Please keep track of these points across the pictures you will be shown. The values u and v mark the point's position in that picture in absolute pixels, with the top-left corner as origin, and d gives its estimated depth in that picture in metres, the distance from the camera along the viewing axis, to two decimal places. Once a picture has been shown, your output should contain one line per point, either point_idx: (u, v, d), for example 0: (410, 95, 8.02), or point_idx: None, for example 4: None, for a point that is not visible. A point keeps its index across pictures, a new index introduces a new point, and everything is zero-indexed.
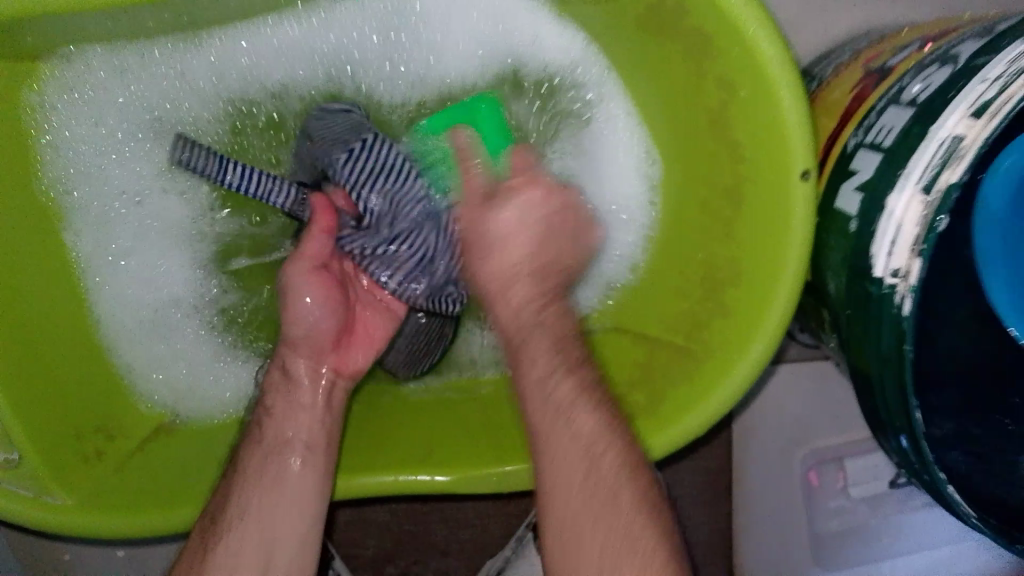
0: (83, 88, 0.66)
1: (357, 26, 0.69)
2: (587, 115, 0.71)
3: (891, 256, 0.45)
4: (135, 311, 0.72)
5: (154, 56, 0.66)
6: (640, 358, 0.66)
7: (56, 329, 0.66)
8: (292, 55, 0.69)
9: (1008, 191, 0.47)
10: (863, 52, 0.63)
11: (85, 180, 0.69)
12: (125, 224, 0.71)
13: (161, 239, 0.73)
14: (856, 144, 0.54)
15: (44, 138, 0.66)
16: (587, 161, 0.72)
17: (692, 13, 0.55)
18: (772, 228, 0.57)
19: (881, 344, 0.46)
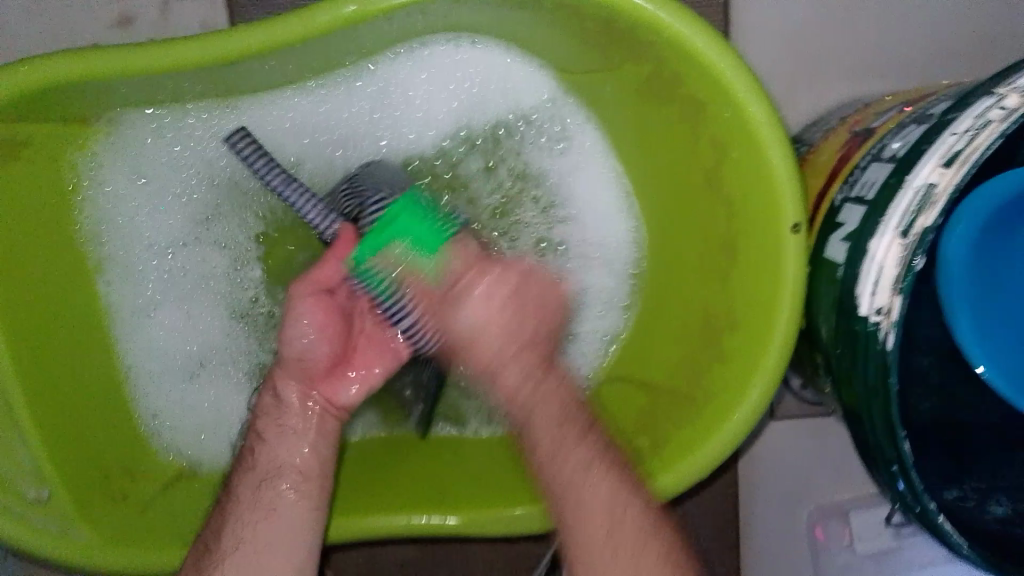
0: (123, 149, 0.71)
1: (363, 97, 0.73)
2: (581, 161, 0.75)
3: (874, 296, 0.49)
4: (162, 362, 0.75)
5: (187, 119, 0.71)
6: (636, 410, 0.70)
7: (85, 372, 0.70)
8: (314, 125, 0.74)
9: (967, 240, 0.51)
10: (849, 119, 0.67)
11: (123, 235, 0.73)
12: (155, 279, 0.75)
13: (189, 294, 0.76)
14: (842, 199, 0.58)
15: (86, 195, 0.71)
16: (586, 205, 0.76)
17: (686, 80, 0.60)
18: (769, 278, 0.60)
19: (868, 378, 0.50)
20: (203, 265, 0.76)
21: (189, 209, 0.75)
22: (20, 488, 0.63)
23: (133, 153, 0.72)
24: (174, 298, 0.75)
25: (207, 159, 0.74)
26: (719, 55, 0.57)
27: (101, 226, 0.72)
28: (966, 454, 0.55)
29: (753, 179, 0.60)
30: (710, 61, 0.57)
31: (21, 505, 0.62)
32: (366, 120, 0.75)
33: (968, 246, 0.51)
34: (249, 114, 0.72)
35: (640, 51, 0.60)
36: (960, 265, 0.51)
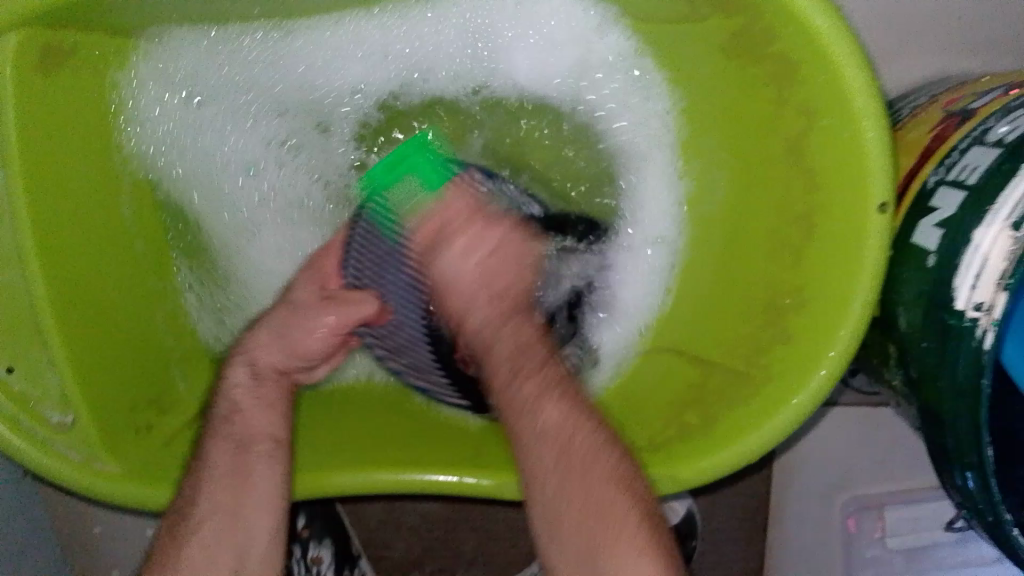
0: (173, 68, 0.68)
1: (424, 37, 0.70)
2: (660, 121, 0.70)
3: (974, 289, 0.45)
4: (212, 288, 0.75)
5: (241, 41, 0.68)
6: (669, 395, 0.67)
7: (123, 308, 0.67)
8: (376, 57, 0.72)
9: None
10: (943, 96, 0.63)
11: (175, 146, 0.71)
12: (206, 205, 0.74)
13: (256, 218, 0.77)
14: (936, 181, 0.54)
15: (132, 106, 0.68)
16: (654, 160, 0.72)
17: (779, 37, 0.55)
18: (845, 256, 0.57)
19: (956, 377, 0.46)
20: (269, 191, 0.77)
21: (254, 136, 0.75)
22: (42, 410, 0.61)
23: (182, 71, 0.68)
24: (229, 205, 0.75)
25: (264, 83, 0.72)
26: (820, 13, 0.53)
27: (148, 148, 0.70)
28: None
29: (834, 154, 0.56)
30: (809, 18, 0.53)
31: (43, 429, 0.61)
32: (430, 53, 0.72)
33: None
34: (311, 40, 0.69)
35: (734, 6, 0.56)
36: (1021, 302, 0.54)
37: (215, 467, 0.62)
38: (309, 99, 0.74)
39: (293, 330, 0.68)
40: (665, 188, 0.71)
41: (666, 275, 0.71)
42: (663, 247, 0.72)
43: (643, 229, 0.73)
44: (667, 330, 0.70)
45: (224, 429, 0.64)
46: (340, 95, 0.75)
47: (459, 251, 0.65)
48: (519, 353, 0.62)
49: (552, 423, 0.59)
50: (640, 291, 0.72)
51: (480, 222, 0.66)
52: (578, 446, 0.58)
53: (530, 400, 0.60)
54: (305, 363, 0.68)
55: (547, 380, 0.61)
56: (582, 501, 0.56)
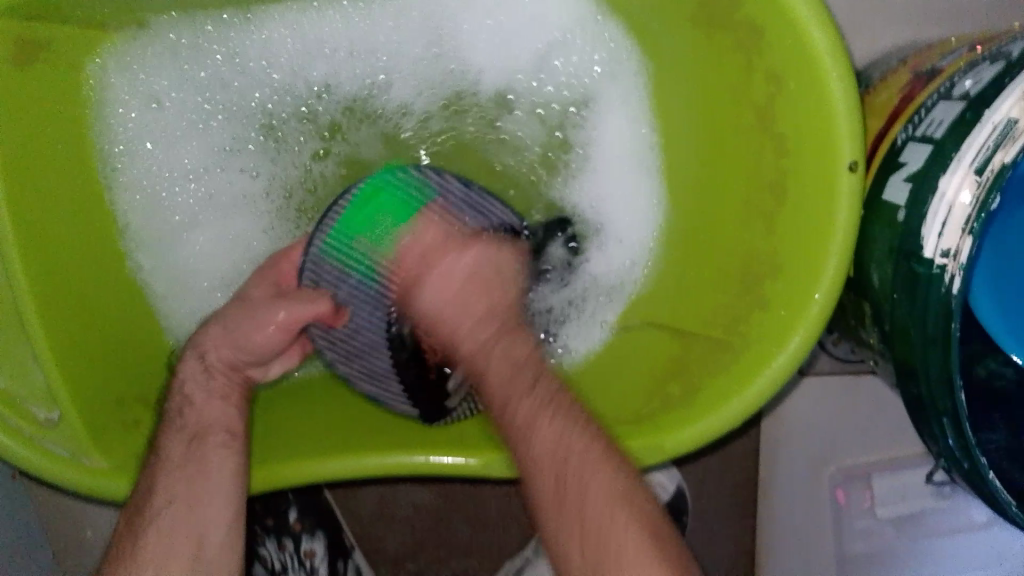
0: (142, 66, 0.69)
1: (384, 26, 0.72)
2: (625, 97, 0.72)
3: (941, 236, 0.45)
4: (175, 284, 0.73)
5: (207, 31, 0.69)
6: (650, 368, 0.67)
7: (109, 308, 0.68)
8: (334, 46, 0.73)
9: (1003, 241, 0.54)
10: (910, 60, 0.64)
11: (141, 152, 0.70)
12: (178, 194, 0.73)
13: (224, 221, 0.75)
14: (905, 139, 0.55)
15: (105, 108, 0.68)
16: (611, 137, 0.73)
17: (745, 4, 0.56)
18: (816, 218, 0.57)
19: (927, 325, 0.47)
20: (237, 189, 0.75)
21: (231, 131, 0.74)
22: (31, 408, 0.62)
23: (148, 68, 0.69)
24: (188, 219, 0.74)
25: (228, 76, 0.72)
26: None
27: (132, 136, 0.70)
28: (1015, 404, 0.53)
29: (801, 118, 0.57)
30: None
31: (31, 427, 0.61)
32: (391, 49, 0.73)
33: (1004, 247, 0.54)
34: (278, 29, 0.71)
35: None
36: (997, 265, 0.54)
37: (172, 454, 0.61)
38: (272, 97, 0.75)
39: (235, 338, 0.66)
40: (625, 164, 0.73)
41: (635, 250, 0.72)
42: (631, 223, 0.72)
43: (603, 208, 0.74)
44: (646, 303, 0.71)
45: (176, 422, 0.63)
46: (297, 93, 0.75)
47: (437, 278, 0.66)
48: (513, 371, 0.61)
49: (550, 442, 0.57)
50: (609, 269, 0.73)
51: (452, 249, 0.67)
52: (577, 455, 0.56)
53: (526, 423, 0.58)
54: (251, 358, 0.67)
55: (544, 399, 0.59)
56: (581, 520, 0.55)
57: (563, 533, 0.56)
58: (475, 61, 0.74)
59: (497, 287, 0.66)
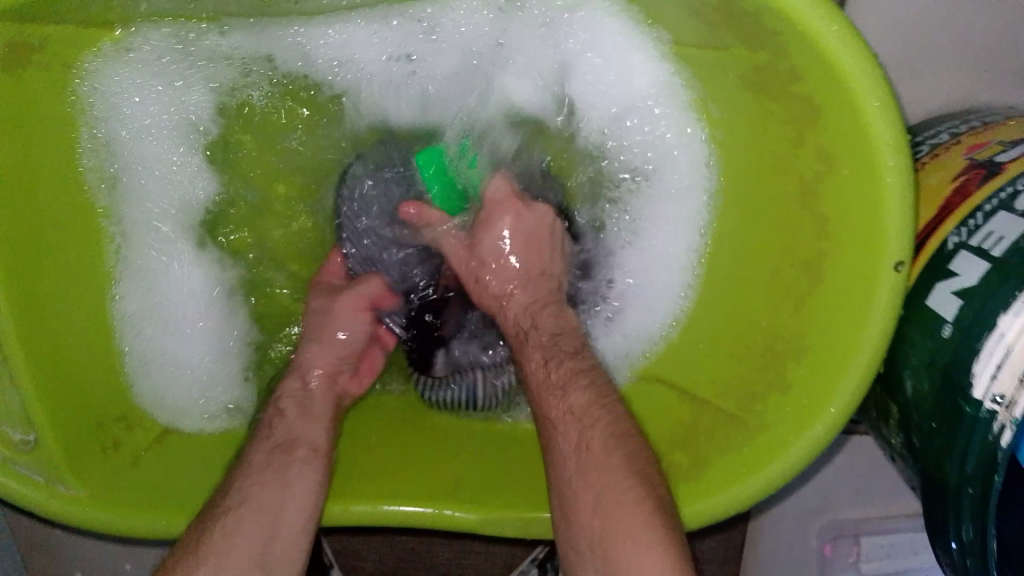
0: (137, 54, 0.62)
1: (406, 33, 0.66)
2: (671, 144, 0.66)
3: (994, 379, 0.43)
4: (152, 314, 0.68)
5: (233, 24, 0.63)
6: (657, 431, 0.65)
7: (87, 327, 0.63)
8: (365, 53, 0.68)
9: None
10: (966, 137, 0.60)
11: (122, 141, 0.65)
12: (151, 229, 0.69)
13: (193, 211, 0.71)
14: (957, 245, 0.51)
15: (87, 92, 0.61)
16: (656, 179, 0.68)
17: (808, 79, 0.52)
18: (853, 312, 0.54)
19: (966, 465, 0.45)
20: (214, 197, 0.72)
21: (189, 146, 0.70)
22: (6, 430, 0.58)
23: (136, 58, 0.63)
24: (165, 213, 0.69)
25: (232, 59, 0.67)
26: (857, 61, 0.49)
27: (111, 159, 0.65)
28: None
29: (851, 206, 0.54)
30: (844, 64, 0.49)
31: (4, 451, 0.57)
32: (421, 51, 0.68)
33: None
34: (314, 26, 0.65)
35: (759, 39, 0.52)
36: None
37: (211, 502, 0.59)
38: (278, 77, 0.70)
39: (341, 326, 0.71)
40: (673, 215, 0.68)
41: (661, 318, 0.69)
42: (657, 287, 0.69)
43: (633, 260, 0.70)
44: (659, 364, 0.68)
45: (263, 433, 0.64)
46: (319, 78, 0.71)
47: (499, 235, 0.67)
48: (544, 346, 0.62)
49: (575, 406, 0.57)
50: (634, 329, 0.69)
51: (517, 206, 0.68)
52: (597, 432, 0.55)
53: (559, 385, 0.59)
54: (348, 358, 0.71)
55: (579, 366, 0.60)
56: (591, 505, 0.53)
57: (580, 505, 0.53)
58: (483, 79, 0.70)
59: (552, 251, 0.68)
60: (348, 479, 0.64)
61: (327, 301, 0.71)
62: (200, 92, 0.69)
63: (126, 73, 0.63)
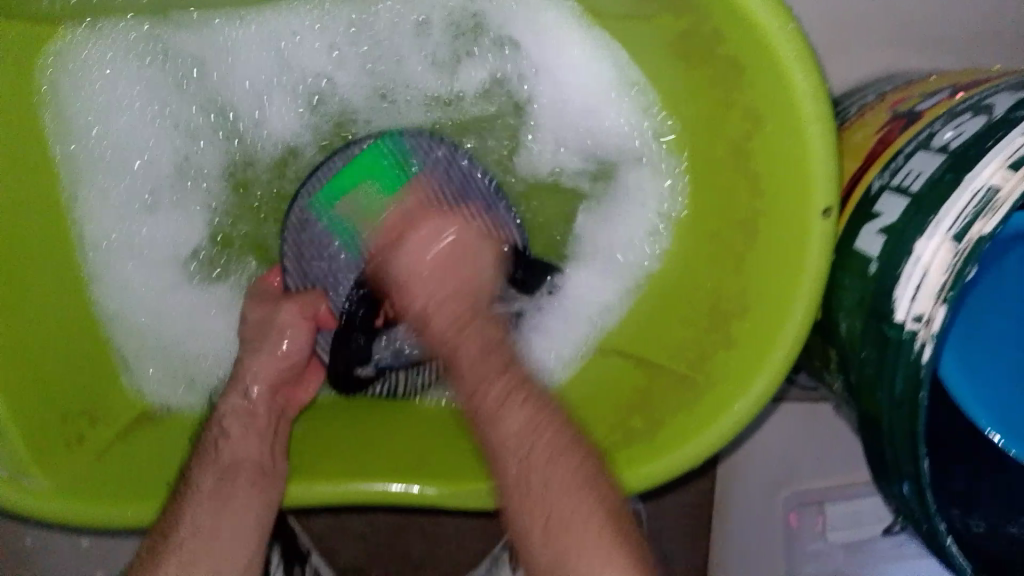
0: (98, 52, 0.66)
1: (326, 32, 0.70)
2: (605, 119, 0.70)
3: (913, 301, 0.45)
4: (132, 298, 0.71)
5: (182, 19, 0.67)
6: (610, 404, 0.66)
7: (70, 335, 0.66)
8: (297, 52, 0.71)
9: (982, 296, 0.56)
10: (890, 96, 0.62)
11: (93, 139, 0.68)
12: (139, 243, 0.72)
13: (169, 204, 0.74)
14: (880, 187, 0.53)
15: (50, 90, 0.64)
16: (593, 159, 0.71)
17: (730, 39, 0.54)
18: (788, 262, 0.56)
19: (895, 389, 0.46)
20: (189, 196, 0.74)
21: (170, 150, 0.73)
22: None
23: (92, 57, 0.66)
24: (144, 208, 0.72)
25: (181, 64, 0.70)
26: (771, 17, 0.51)
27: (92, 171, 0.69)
28: (979, 455, 0.53)
29: (779, 159, 0.56)
30: (758, 20, 0.51)
31: None
32: (352, 50, 0.72)
33: (980, 303, 0.56)
34: (265, 26, 0.69)
35: (680, 4, 0.55)
36: (971, 317, 0.55)
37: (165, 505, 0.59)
38: (221, 84, 0.72)
39: (286, 337, 0.69)
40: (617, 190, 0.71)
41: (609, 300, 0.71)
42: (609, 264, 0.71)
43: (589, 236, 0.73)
44: (611, 336, 0.69)
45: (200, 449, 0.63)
46: (257, 82, 0.73)
47: (408, 250, 0.68)
48: (481, 359, 0.62)
49: (515, 433, 0.57)
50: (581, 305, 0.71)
51: (437, 215, 0.69)
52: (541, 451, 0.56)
53: (495, 409, 0.59)
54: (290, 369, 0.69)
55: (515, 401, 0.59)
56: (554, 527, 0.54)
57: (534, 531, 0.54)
58: (406, 65, 0.73)
59: (469, 266, 0.68)
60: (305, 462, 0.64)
61: (268, 312, 0.70)
62: (170, 87, 0.71)
63: (95, 67, 0.66)
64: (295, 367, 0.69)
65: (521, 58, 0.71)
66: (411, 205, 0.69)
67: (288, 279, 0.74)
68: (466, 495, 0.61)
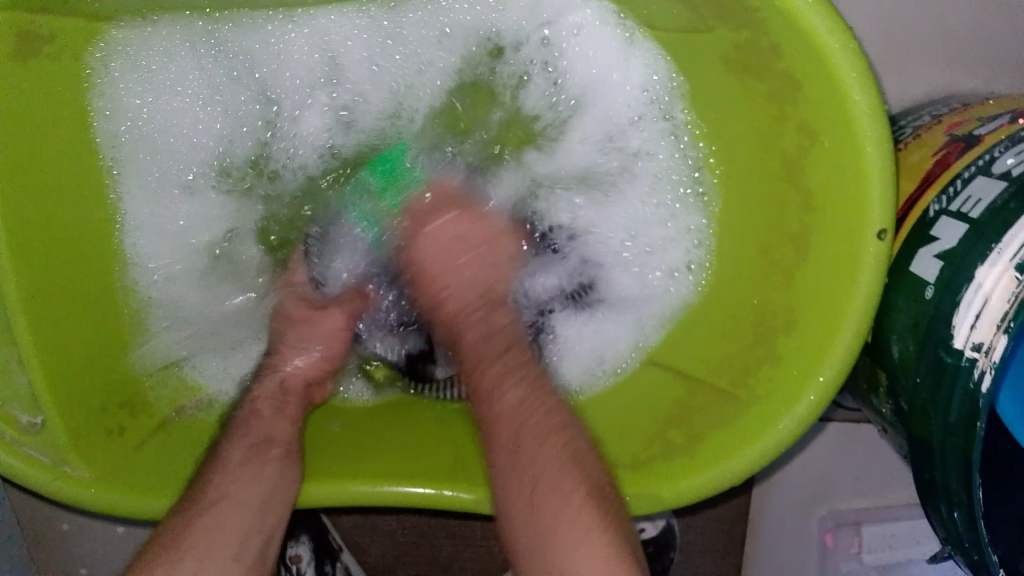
0: (155, 42, 0.64)
1: (367, 40, 0.70)
2: (649, 127, 0.69)
3: (973, 328, 0.44)
4: (163, 290, 0.71)
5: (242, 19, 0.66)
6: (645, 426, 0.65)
7: (99, 316, 0.65)
8: (344, 55, 0.71)
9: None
10: (947, 116, 0.61)
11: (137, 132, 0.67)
12: (176, 228, 0.72)
13: (199, 199, 0.73)
14: (937, 211, 0.52)
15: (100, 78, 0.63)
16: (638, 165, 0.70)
17: (787, 55, 0.53)
18: (840, 281, 0.55)
19: (949, 416, 0.45)
20: (224, 186, 0.74)
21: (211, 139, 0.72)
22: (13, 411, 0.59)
23: (144, 50, 0.64)
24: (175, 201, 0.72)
25: (238, 61, 0.69)
26: (831, 34, 0.51)
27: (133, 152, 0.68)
28: None
29: (835, 177, 0.55)
30: (818, 37, 0.51)
31: (13, 432, 0.58)
32: (397, 56, 0.72)
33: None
34: (318, 27, 0.68)
35: (738, 19, 0.54)
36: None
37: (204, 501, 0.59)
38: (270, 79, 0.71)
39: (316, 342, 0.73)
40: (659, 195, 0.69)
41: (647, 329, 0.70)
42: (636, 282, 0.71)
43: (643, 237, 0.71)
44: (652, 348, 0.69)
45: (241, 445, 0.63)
46: (311, 78, 0.72)
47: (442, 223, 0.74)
48: (489, 336, 0.68)
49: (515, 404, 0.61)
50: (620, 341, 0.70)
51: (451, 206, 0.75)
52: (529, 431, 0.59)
53: (491, 387, 0.63)
54: (330, 368, 0.73)
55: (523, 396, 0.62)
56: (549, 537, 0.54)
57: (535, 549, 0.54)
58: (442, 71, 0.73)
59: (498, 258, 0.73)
60: (343, 461, 0.64)
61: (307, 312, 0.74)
62: (225, 82, 0.70)
63: (152, 61, 0.65)
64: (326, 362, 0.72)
65: (565, 59, 0.70)
66: (443, 197, 0.75)
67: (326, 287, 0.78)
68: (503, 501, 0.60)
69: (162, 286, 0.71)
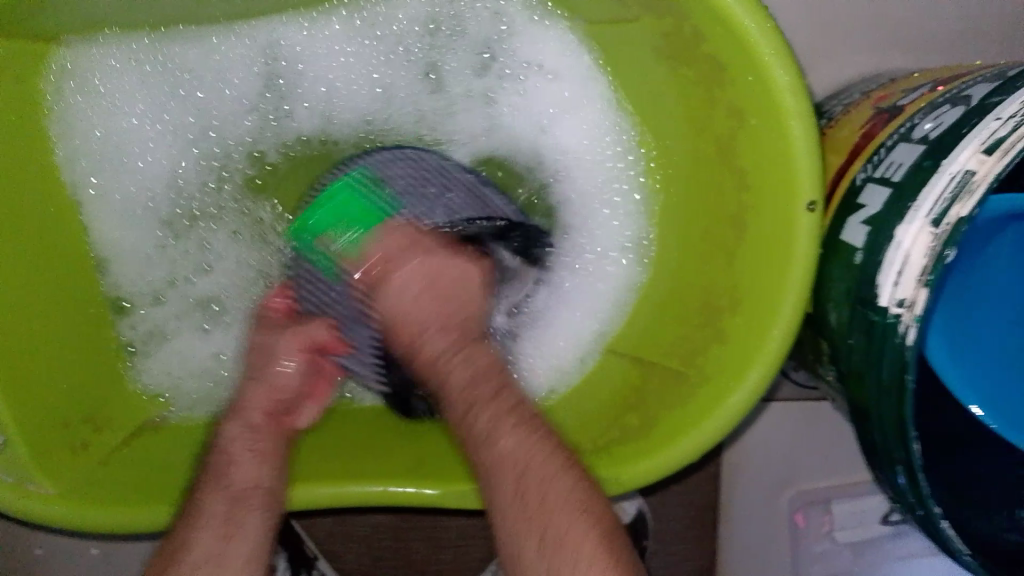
0: (106, 66, 0.68)
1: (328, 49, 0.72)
2: (598, 119, 0.71)
3: (896, 285, 0.46)
4: (142, 315, 0.73)
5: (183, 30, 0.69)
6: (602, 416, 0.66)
7: (78, 337, 0.68)
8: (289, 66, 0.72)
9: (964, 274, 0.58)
10: (875, 92, 0.63)
11: (98, 161, 0.70)
12: (145, 255, 0.74)
13: (169, 236, 0.75)
14: (864, 179, 0.54)
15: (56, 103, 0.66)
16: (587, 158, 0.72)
17: (711, 38, 0.55)
18: (777, 254, 0.56)
19: (882, 373, 0.46)
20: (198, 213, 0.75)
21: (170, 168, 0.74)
22: None
23: (100, 74, 0.68)
24: (146, 232, 0.74)
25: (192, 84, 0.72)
26: (749, 15, 0.52)
27: (85, 180, 0.70)
28: None
29: (764, 154, 0.56)
30: (736, 17, 0.52)
31: None
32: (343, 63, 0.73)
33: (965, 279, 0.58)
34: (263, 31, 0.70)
35: (662, 6, 0.56)
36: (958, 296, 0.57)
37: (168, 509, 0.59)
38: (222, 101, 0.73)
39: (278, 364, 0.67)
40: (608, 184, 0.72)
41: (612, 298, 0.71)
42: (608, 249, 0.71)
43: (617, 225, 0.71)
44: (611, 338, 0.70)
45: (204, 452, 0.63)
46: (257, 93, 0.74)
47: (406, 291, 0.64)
48: None
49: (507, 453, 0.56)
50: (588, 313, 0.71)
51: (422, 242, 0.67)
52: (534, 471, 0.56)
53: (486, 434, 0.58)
54: (285, 399, 0.67)
55: (500, 410, 0.59)
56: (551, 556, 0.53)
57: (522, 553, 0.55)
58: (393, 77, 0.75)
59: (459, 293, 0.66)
60: (306, 466, 0.65)
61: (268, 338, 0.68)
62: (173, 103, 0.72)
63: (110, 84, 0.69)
64: (290, 398, 0.67)
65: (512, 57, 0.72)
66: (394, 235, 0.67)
67: (300, 308, 0.71)
68: (464, 495, 0.61)
69: (136, 310, 0.73)
